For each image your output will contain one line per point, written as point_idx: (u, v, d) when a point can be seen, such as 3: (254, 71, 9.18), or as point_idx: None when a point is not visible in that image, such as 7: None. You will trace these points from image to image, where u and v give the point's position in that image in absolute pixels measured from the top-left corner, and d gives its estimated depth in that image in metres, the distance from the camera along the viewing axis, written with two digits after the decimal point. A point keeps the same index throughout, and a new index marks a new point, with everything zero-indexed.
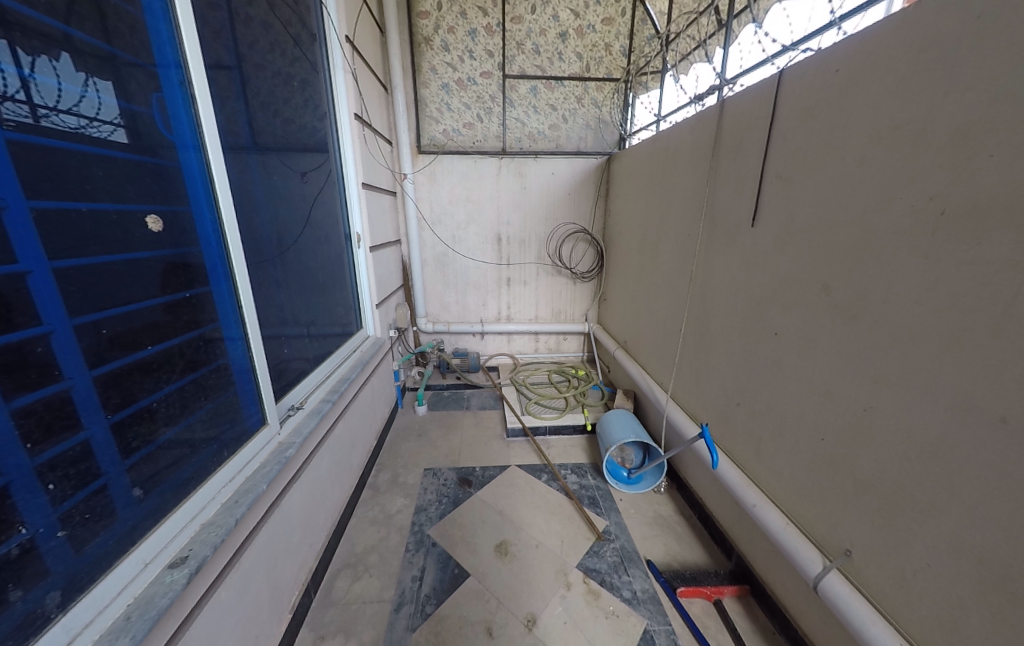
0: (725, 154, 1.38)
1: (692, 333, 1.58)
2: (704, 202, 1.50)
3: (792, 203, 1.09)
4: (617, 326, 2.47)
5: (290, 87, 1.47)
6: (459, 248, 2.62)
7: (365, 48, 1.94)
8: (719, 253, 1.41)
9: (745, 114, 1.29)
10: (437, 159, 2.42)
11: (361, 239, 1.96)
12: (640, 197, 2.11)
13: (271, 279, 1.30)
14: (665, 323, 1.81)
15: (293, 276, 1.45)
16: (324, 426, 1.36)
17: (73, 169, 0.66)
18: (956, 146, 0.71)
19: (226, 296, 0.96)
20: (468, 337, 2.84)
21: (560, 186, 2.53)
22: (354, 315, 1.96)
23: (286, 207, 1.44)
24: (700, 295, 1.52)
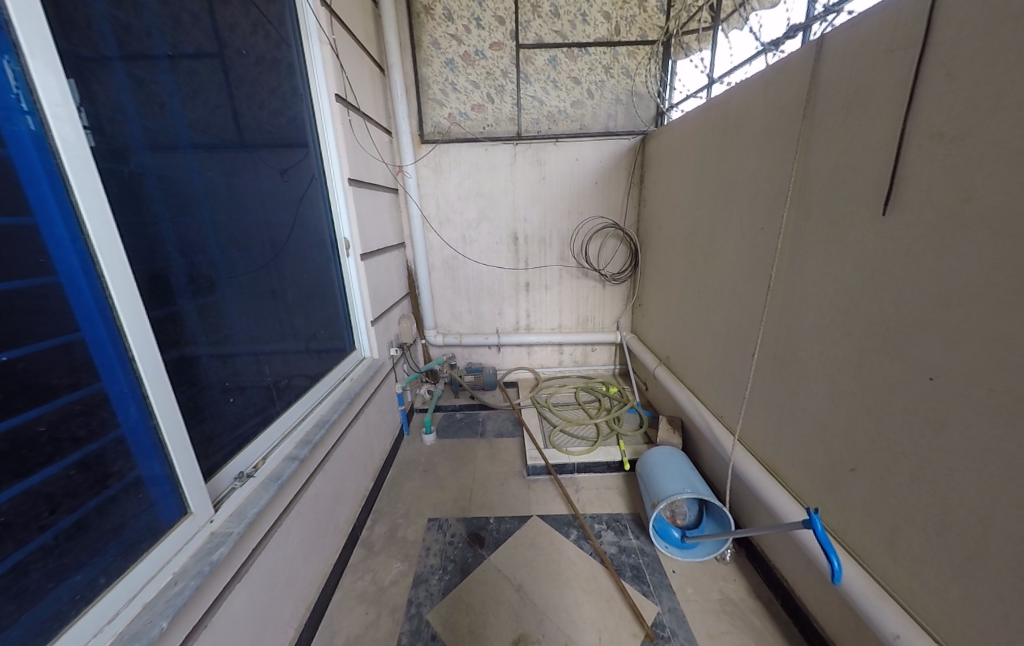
0: (828, 114, 0.96)
1: (772, 362, 1.18)
2: (791, 186, 1.09)
3: (970, 181, 0.69)
4: (657, 339, 2.07)
5: (255, 62, 1.17)
6: (471, 250, 2.29)
7: (354, 17, 1.63)
8: (817, 256, 1.01)
9: (864, 50, 0.86)
10: (443, 149, 2.09)
11: (350, 246, 1.66)
12: (686, 182, 1.70)
13: (227, 309, 1.01)
14: (728, 344, 1.41)
15: (263, 299, 1.15)
16: (290, 490, 1.08)
17: None
18: None
19: (107, 348, 0.66)
20: (483, 350, 2.52)
21: (586, 174, 2.14)
22: (346, 336, 1.67)
23: (252, 212, 1.14)
24: (785, 313, 1.13)
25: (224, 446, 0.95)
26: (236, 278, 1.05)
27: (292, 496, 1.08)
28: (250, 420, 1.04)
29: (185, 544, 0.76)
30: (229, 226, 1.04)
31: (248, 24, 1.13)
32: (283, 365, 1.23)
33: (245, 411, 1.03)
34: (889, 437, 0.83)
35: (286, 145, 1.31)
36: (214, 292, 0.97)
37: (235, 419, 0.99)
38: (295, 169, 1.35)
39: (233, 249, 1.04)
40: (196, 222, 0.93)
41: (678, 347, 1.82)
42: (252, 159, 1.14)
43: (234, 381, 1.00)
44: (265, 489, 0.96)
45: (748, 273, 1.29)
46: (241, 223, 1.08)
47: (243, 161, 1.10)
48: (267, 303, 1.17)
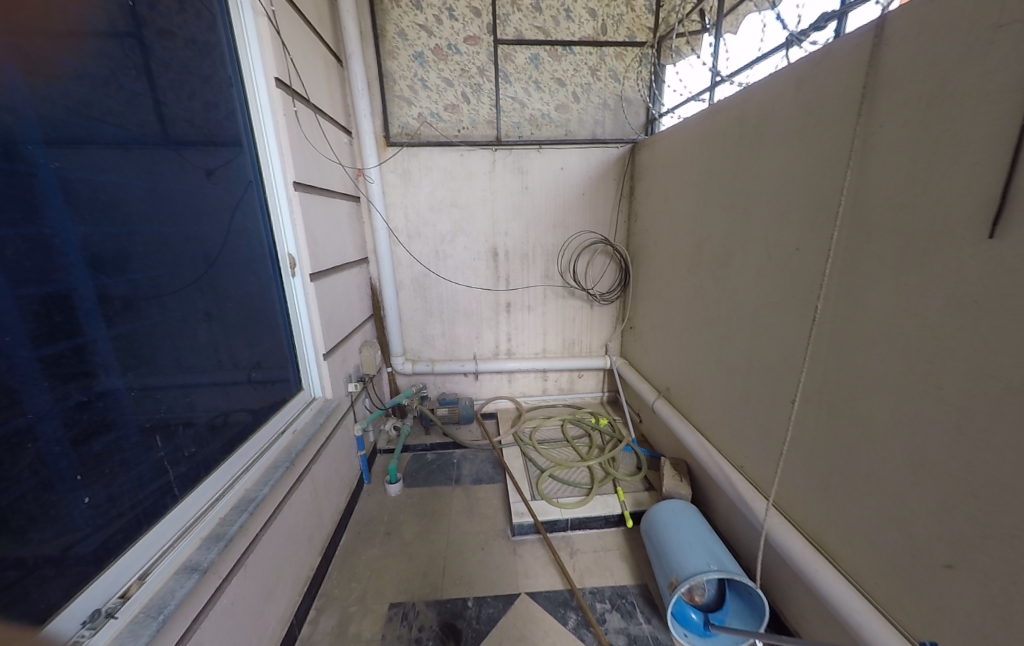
0: (899, 107, 0.78)
1: (821, 410, 0.97)
2: (847, 196, 0.89)
3: None
4: (654, 366, 1.86)
5: (166, 25, 0.88)
6: (444, 267, 2.03)
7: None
8: (880, 284, 0.82)
9: (959, 20, 0.67)
10: (412, 153, 1.85)
11: (297, 262, 1.34)
12: (687, 194, 1.53)
13: (93, 362, 0.68)
14: (753, 380, 1.20)
15: (166, 342, 0.83)
16: (186, 617, 0.74)
17: None
18: None
19: None
20: (459, 378, 2.24)
21: (572, 185, 1.95)
22: (291, 374, 1.34)
23: (155, 223, 0.82)
24: (840, 350, 0.92)
25: (67, 579, 0.61)
26: (118, 318, 0.73)
27: (190, 625, 0.74)
28: (121, 529, 0.70)
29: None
30: (111, 240, 0.72)
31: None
32: (191, 430, 0.88)
33: (113, 513, 0.69)
34: (1008, 524, 0.61)
35: (208, 135, 1.00)
36: (65, 340, 0.64)
37: (96, 524, 0.66)
38: (221, 168, 1.05)
39: (112, 272, 0.72)
40: (45, 238, 0.62)
41: (684, 379, 1.59)
42: (154, 149, 0.83)
43: (91, 469, 0.67)
44: (134, 636, 0.63)
45: (780, 300, 1.09)
46: (129, 235, 0.76)
47: (145, 154, 0.80)
48: (171, 347, 0.84)
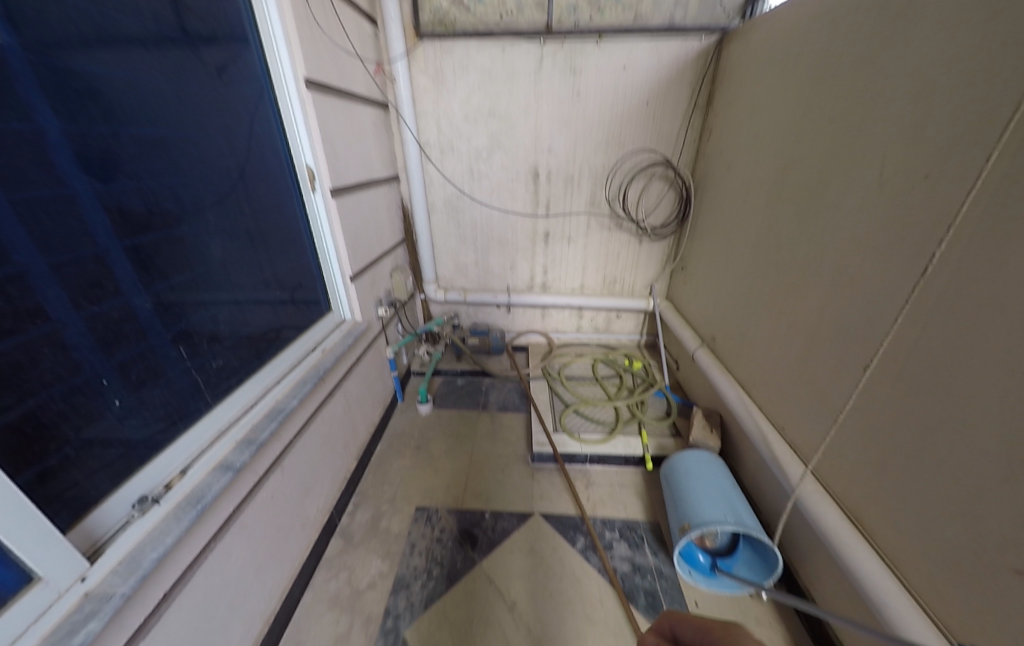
0: None
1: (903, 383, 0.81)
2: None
3: None
4: (701, 311, 1.70)
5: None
6: (479, 189, 1.87)
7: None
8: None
9: None
10: (446, 48, 1.59)
11: (316, 177, 1.25)
12: (784, 100, 1.20)
13: (106, 272, 0.69)
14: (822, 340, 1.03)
15: (177, 257, 0.83)
16: (228, 504, 0.85)
17: None
18: None
19: None
20: (492, 310, 2.21)
21: (634, 90, 1.61)
22: (313, 294, 1.37)
23: (156, 126, 0.76)
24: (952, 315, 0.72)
25: (109, 464, 0.69)
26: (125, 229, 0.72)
27: (233, 510, 0.86)
28: (160, 427, 0.79)
29: (32, 625, 0.54)
30: (107, 142, 0.68)
31: None
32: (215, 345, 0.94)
33: (147, 412, 0.77)
34: None
35: (209, 21, 0.88)
36: (74, 252, 0.64)
37: (136, 421, 0.74)
38: (230, 65, 0.95)
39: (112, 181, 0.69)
40: (39, 140, 0.58)
41: (735, 329, 1.43)
42: (145, 35, 0.73)
43: (121, 369, 0.72)
44: (178, 517, 0.72)
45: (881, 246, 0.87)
46: (126, 138, 0.71)
47: (137, 43, 0.72)
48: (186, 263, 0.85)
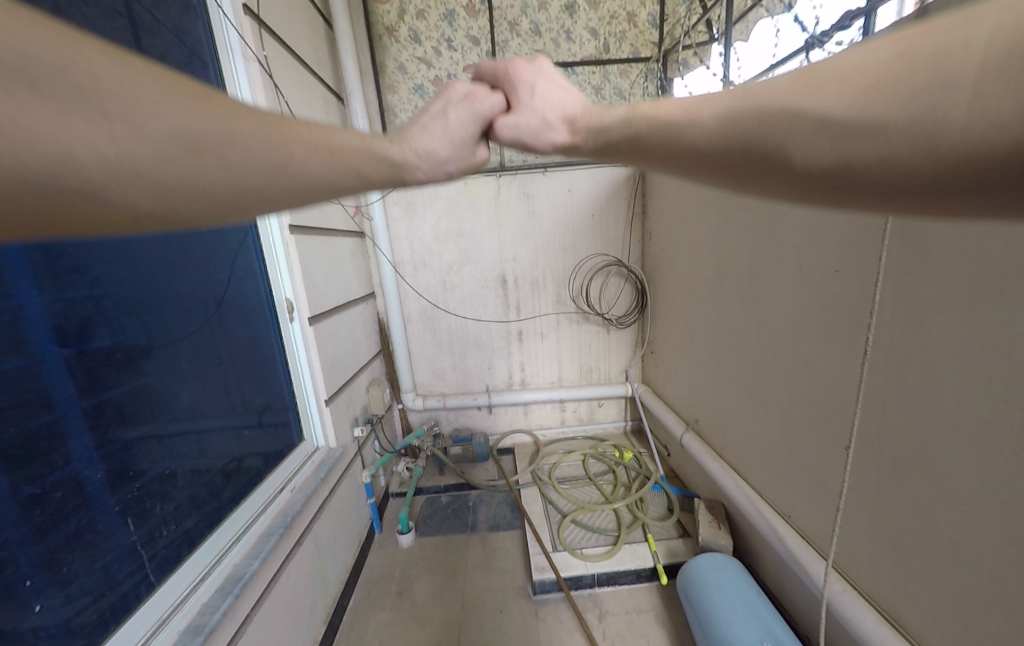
0: None
1: (871, 437, 0.94)
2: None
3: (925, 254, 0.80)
4: (679, 398, 1.79)
5: (169, 75, 0.94)
6: (453, 298, 2.01)
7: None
8: (863, 332, 0.93)
9: None
10: (416, 184, 1.87)
11: (295, 307, 1.32)
12: (697, 221, 1.56)
13: (60, 444, 0.68)
14: (795, 415, 1.15)
15: (147, 400, 0.83)
16: None
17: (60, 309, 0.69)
18: (940, 239, 0.77)
19: (63, 395, 0.69)
20: (472, 412, 2.15)
21: (580, 206, 1.93)
22: (289, 416, 1.32)
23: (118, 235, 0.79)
24: (899, 359, 0.86)
25: None
26: (48, 280, 0.68)
27: None
28: (132, 581, 0.76)
29: None
30: (91, 316, 0.74)
31: (182, 51, 0.97)
32: (169, 504, 0.86)
33: (103, 585, 0.71)
34: None
35: None
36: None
37: (131, 564, 0.76)
38: None
39: (73, 286, 0.71)
40: (28, 365, 0.64)
41: (713, 412, 1.54)
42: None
43: (46, 556, 0.64)
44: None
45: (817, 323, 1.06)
46: (116, 301, 0.78)
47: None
48: (148, 366, 0.84)
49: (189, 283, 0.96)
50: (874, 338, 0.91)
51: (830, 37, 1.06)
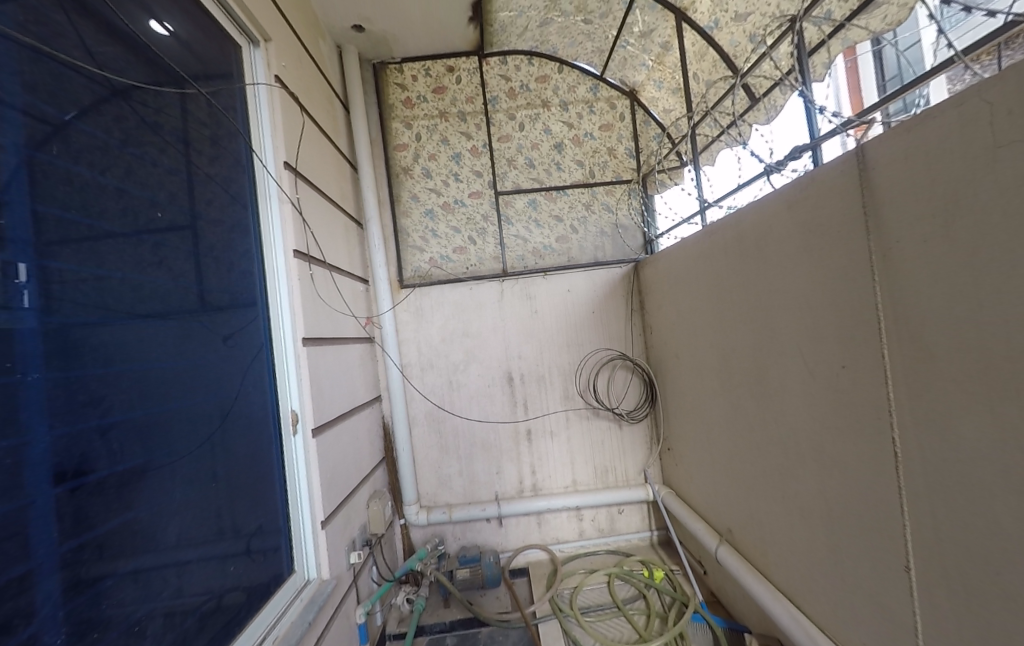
0: (911, 250, 0.80)
1: (932, 557, 0.83)
2: (945, 200, 0.73)
3: (925, 351, 0.80)
4: (706, 502, 1.65)
5: (212, 215, 1.07)
6: (460, 398, 1.99)
7: (316, 106, 1.62)
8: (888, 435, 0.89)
9: (917, 208, 0.78)
10: (424, 292, 2.01)
11: (299, 419, 1.30)
12: (694, 317, 1.62)
13: (25, 603, 0.61)
14: (839, 527, 1.04)
15: (131, 536, 0.77)
16: None
17: (66, 441, 0.68)
18: (934, 338, 0.78)
19: (45, 540, 0.64)
20: (481, 524, 1.97)
21: (580, 305, 2.03)
22: (279, 541, 1.19)
23: (138, 361, 0.82)
24: (935, 462, 0.80)
25: None
26: (60, 415, 0.68)
27: None
28: None
29: None
30: (93, 447, 0.72)
31: (226, 199, 1.13)
32: None
33: None
34: None
35: (228, 268, 1.11)
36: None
37: None
38: (237, 332, 1.12)
39: (84, 418, 0.71)
40: (16, 508, 0.61)
41: (746, 520, 1.41)
42: (162, 286, 0.89)
43: None
44: None
45: (836, 423, 1.02)
46: (122, 429, 0.78)
47: (142, 288, 0.84)
48: (140, 498, 0.79)
49: (196, 402, 0.96)
50: (901, 438, 0.87)
51: (785, 164, 1.22)
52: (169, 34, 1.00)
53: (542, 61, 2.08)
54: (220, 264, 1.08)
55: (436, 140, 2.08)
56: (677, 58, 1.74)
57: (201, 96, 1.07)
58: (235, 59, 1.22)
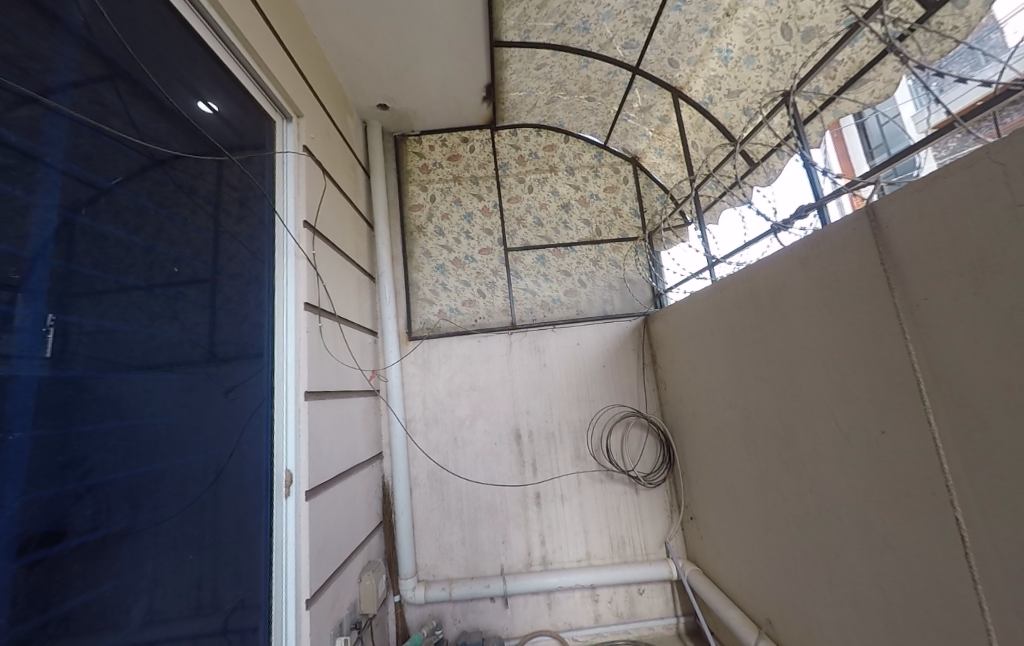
0: (943, 308, 0.77)
1: None
2: (969, 257, 0.72)
3: (978, 415, 0.73)
4: (739, 585, 1.46)
5: (231, 270, 1.10)
6: (464, 457, 1.89)
7: (339, 172, 1.75)
8: (948, 513, 0.79)
9: (941, 266, 0.77)
10: (433, 344, 2.00)
11: (294, 480, 1.22)
12: (710, 373, 1.57)
13: None
14: (904, 627, 0.89)
15: (94, 618, 0.69)
16: None
17: (41, 505, 0.64)
18: (984, 403, 0.72)
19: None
20: (485, 604, 1.77)
21: (590, 359, 1.99)
22: (260, 621, 1.06)
23: (133, 417, 0.79)
24: (1013, 549, 0.70)
25: None
26: (41, 474, 0.64)
27: None
28: None
29: None
30: (69, 511, 0.67)
31: (247, 255, 1.18)
32: None
33: None
34: None
35: (240, 322, 1.12)
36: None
37: None
38: (241, 385, 1.10)
39: (62, 480, 0.67)
40: None
41: (789, 611, 1.23)
42: (172, 338, 0.89)
43: None
44: None
45: (883, 496, 0.92)
46: (102, 491, 0.73)
47: (153, 342, 0.85)
48: (112, 571, 0.72)
49: (188, 460, 0.91)
50: (964, 517, 0.77)
51: (788, 223, 1.24)
52: (213, 112, 1.11)
53: (549, 133, 2.26)
54: (233, 316, 1.09)
55: (449, 200, 2.20)
56: (675, 129, 1.87)
57: (234, 164, 1.16)
58: (270, 132, 1.35)
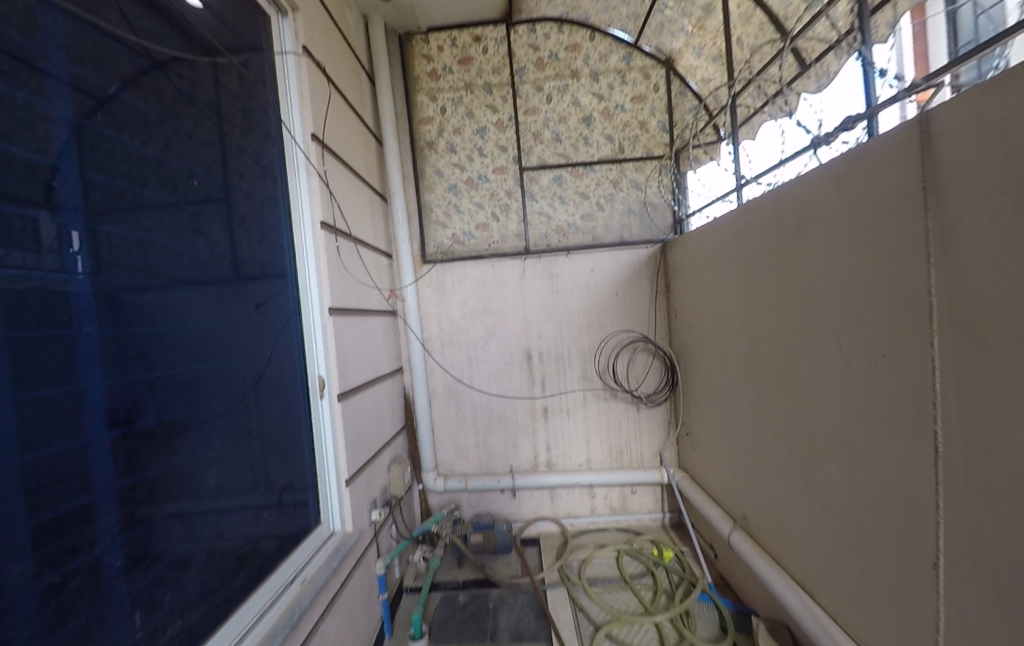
0: (975, 231, 0.73)
1: (964, 555, 0.79)
2: (1017, 174, 0.66)
3: (984, 341, 0.74)
4: (723, 489, 1.64)
5: (244, 186, 1.11)
6: (478, 374, 2.03)
7: (342, 78, 1.63)
8: (929, 429, 0.84)
9: (984, 184, 0.71)
10: (447, 268, 2.03)
11: (326, 384, 1.37)
12: (722, 300, 1.57)
13: (89, 528, 0.68)
14: (864, 522, 1.01)
15: (176, 480, 0.85)
16: None
17: (117, 391, 0.75)
18: (992, 328, 0.72)
19: (104, 473, 0.72)
20: (496, 495, 2.05)
21: (603, 285, 2.00)
22: (308, 493, 1.28)
23: (178, 323, 0.88)
24: (982, 461, 0.75)
25: None
26: (112, 366, 0.74)
27: None
28: None
29: None
30: (140, 398, 0.79)
31: (257, 170, 1.17)
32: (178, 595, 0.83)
33: None
34: None
35: (260, 239, 1.16)
36: (49, 446, 0.64)
37: None
38: (269, 299, 1.18)
39: (129, 373, 0.78)
40: (76, 449, 0.68)
41: (764, 510, 1.39)
42: (199, 252, 0.94)
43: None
44: None
45: (871, 415, 0.97)
46: (164, 384, 0.84)
47: (182, 255, 0.90)
48: (183, 446, 0.87)
49: (232, 362, 1.03)
50: (942, 433, 0.82)
51: (831, 136, 1.15)
52: (203, 5, 1.02)
53: (572, 28, 1.99)
54: (253, 233, 1.13)
55: (461, 113, 2.05)
56: (720, 21, 1.62)
57: (232, 67, 1.10)
58: (264, 28, 1.24)
